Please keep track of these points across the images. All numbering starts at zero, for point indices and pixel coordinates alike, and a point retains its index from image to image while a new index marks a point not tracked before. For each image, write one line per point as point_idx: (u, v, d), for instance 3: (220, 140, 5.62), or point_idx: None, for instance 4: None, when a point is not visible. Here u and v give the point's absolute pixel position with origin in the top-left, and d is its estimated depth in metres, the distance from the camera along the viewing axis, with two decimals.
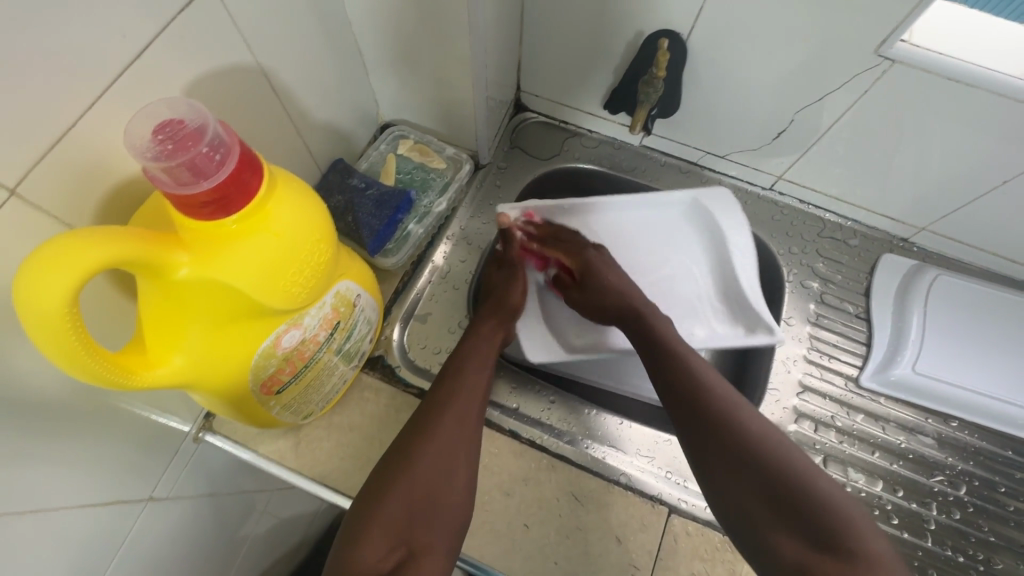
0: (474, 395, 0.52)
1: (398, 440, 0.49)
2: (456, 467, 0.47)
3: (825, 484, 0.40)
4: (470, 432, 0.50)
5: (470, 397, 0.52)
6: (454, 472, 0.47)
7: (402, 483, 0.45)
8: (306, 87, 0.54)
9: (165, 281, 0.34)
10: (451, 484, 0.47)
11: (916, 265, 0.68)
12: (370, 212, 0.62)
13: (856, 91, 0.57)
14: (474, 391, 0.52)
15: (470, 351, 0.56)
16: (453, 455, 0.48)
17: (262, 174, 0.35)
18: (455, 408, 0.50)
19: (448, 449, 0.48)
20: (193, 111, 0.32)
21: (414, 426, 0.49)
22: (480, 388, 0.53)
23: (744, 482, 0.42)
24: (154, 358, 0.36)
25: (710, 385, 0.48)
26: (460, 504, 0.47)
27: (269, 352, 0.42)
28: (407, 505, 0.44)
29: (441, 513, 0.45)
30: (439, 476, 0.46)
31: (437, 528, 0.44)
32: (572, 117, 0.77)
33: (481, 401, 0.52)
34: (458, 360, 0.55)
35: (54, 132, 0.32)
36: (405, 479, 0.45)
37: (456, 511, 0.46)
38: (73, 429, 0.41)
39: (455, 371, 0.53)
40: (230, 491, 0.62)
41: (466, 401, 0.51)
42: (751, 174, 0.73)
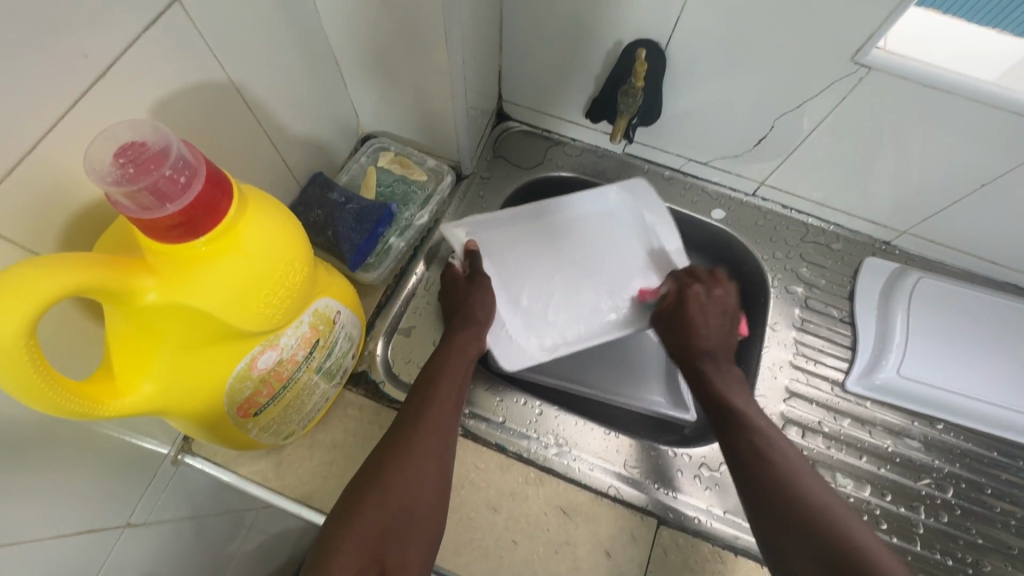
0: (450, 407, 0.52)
1: (371, 454, 0.48)
2: (429, 485, 0.47)
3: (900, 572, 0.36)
4: (444, 444, 0.49)
5: (444, 410, 0.51)
6: (427, 489, 0.46)
7: (374, 499, 0.44)
8: (282, 101, 0.53)
9: (131, 307, 0.33)
10: (423, 499, 0.46)
11: (898, 268, 0.69)
12: (351, 226, 0.61)
13: (835, 98, 0.57)
14: (446, 404, 0.51)
15: (443, 364, 0.54)
16: (426, 469, 0.47)
17: (232, 194, 0.34)
18: (426, 423, 0.49)
19: (422, 462, 0.47)
20: (157, 133, 0.31)
21: (385, 444, 0.48)
22: (452, 402, 0.52)
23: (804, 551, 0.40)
24: (122, 385, 0.35)
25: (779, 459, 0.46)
26: (431, 520, 0.46)
27: (244, 374, 0.41)
28: (378, 520, 0.43)
29: (415, 533, 0.44)
30: (412, 493, 0.45)
31: (409, 543, 0.44)
32: (554, 125, 0.76)
33: (452, 411, 0.52)
34: (432, 373, 0.54)
35: (13, 157, 0.31)
36: (376, 495, 0.44)
37: (427, 528, 0.45)
38: (41, 459, 0.40)
39: (427, 385, 0.52)
40: (212, 514, 0.61)
41: (440, 415, 0.50)
42: (733, 180, 0.73)
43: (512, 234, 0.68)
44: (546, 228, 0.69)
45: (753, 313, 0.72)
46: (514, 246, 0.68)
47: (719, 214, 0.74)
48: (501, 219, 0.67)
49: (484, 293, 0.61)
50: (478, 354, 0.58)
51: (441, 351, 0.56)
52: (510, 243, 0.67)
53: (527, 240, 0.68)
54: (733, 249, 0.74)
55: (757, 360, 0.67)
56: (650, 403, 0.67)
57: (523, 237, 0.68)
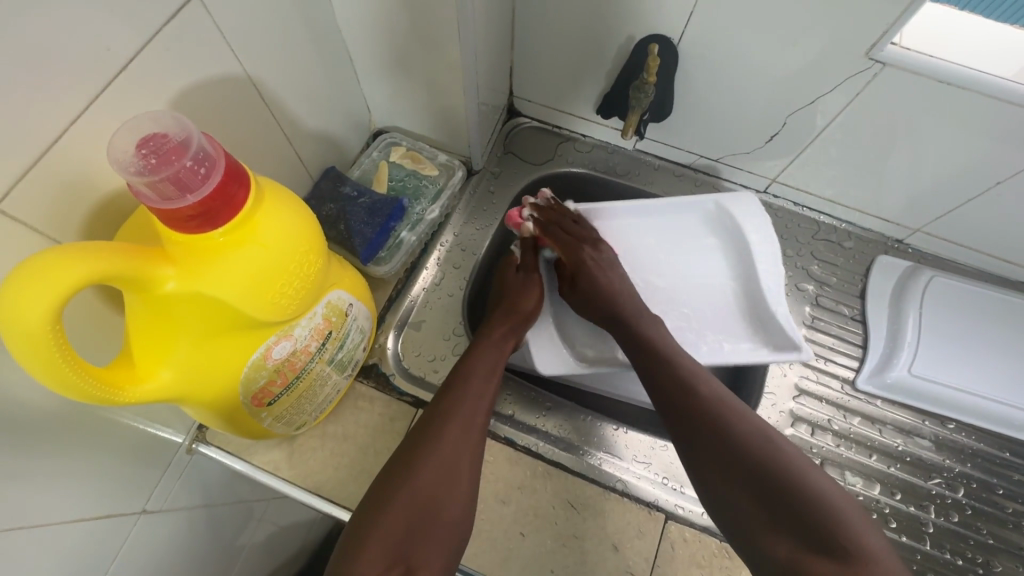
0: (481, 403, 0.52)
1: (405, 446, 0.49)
2: (457, 480, 0.47)
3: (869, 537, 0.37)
4: (474, 437, 0.50)
5: (473, 403, 0.51)
6: (455, 484, 0.47)
7: (402, 493, 0.45)
8: (296, 95, 0.54)
9: (151, 295, 0.34)
10: (451, 495, 0.46)
11: (911, 267, 0.68)
12: (363, 220, 0.62)
13: (848, 93, 0.56)
14: (479, 401, 0.52)
15: (478, 360, 0.55)
16: (455, 463, 0.47)
17: (249, 186, 0.35)
18: (459, 419, 0.50)
19: (452, 456, 0.47)
20: (178, 125, 0.32)
21: (416, 440, 0.48)
22: (486, 399, 0.52)
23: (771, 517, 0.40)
24: (142, 372, 0.36)
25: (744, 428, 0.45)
26: (461, 516, 0.46)
27: (259, 364, 0.42)
28: (406, 514, 0.44)
29: (439, 529, 0.44)
30: (439, 490, 0.46)
31: (436, 539, 0.44)
32: (565, 121, 0.76)
33: (485, 410, 0.52)
34: (465, 370, 0.54)
35: (37, 148, 0.32)
36: (406, 490, 0.45)
37: (455, 525, 0.45)
38: (62, 445, 0.41)
39: (462, 380, 0.53)
40: (224, 502, 0.62)
41: (469, 409, 0.51)
42: (744, 177, 0.73)
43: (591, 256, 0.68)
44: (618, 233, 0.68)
45: None
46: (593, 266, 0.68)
47: None
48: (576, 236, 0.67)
49: (528, 287, 0.62)
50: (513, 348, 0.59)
51: (478, 343, 0.57)
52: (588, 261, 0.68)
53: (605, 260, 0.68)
54: None
55: (766, 358, 0.66)
56: None
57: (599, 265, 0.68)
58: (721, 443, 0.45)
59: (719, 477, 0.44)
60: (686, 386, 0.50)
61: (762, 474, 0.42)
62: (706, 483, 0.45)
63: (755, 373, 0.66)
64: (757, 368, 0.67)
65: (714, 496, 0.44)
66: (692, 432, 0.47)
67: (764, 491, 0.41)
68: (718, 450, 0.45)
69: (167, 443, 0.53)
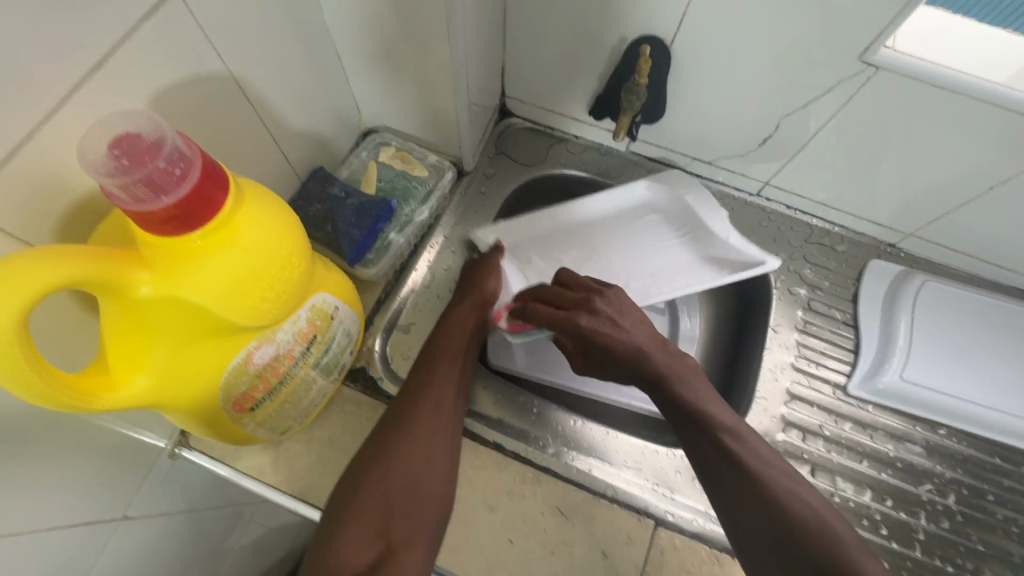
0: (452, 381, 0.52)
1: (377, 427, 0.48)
2: (432, 461, 0.47)
3: None
4: (446, 415, 0.49)
5: (444, 381, 0.51)
6: (430, 466, 0.46)
7: (376, 475, 0.45)
8: (283, 93, 0.53)
9: (125, 300, 0.33)
10: (428, 475, 0.46)
11: (903, 271, 0.68)
12: (351, 221, 0.61)
13: (842, 97, 0.56)
14: (446, 382, 0.51)
15: (442, 341, 0.54)
16: (429, 442, 0.47)
17: (228, 188, 0.34)
18: (425, 399, 0.49)
19: (425, 435, 0.47)
20: (152, 125, 0.31)
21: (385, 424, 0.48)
22: (453, 379, 0.52)
23: None
24: (117, 379, 0.35)
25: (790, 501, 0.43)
26: (439, 495, 0.46)
27: (240, 369, 0.41)
28: (381, 495, 0.44)
29: (417, 511, 0.44)
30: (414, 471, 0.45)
31: (413, 520, 0.44)
32: (557, 122, 0.76)
33: (454, 390, 0.51)
34: (431, 350, 0.53)
35: (6, 148, 0.31)
36: (379, 469, 0.45)
37: (434, 506, 0.45)
38: (38, 452, 0.40)
39: (427, 365, 0.52)
40: (209, 507, 0.61)
41: (436, 389, 0.50)
42: (738, 179, 0.73)
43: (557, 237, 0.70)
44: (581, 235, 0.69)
45: (753, 314, 0.71)
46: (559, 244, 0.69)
47: (723, 214, 0.73)
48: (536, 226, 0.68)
49: (486, 271, 0.60)
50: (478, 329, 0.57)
51: (439, 325, 0.56)
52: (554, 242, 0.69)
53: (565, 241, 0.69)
54: None
55: (757, 363, 0.66)
56: (647, 404, 0.66)
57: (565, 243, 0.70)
58: (764, 517, 0.43)
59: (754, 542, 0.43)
60: (729, 453, 0.46)
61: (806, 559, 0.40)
62: (746, 554, 0.43)
63: (745, 378, 0.67)
64: (747, 373, 0.67)
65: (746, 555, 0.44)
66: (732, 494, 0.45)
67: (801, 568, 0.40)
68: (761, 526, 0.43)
69: (149, 447, 0.52)
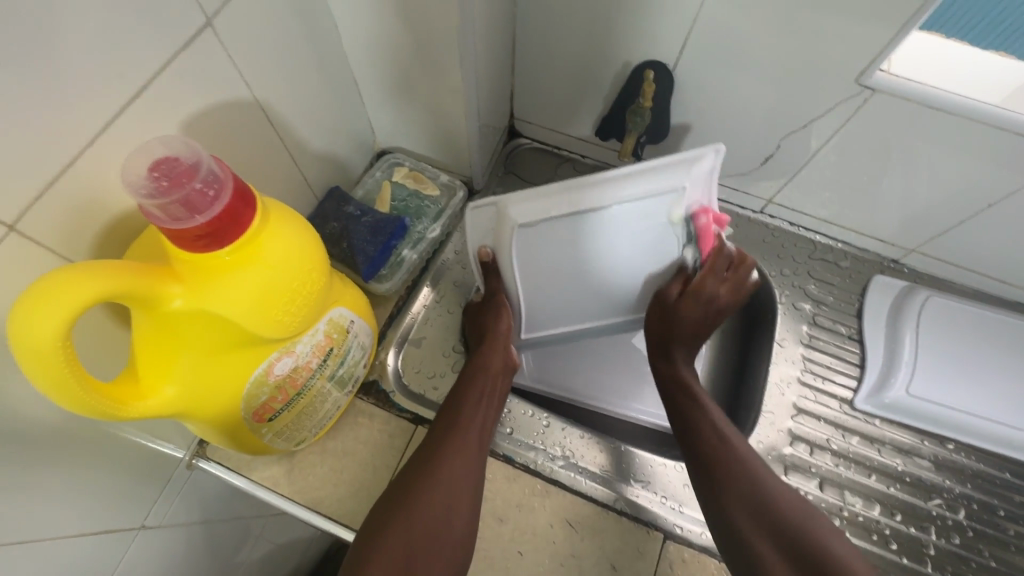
0: (479, 431, 0.53)
1: (404, 473, 0.49)
2: (458, 505, 0.48)
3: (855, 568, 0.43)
4: (470, 467, 0.50)
5: (471, 431, 0.52)
6: (457, 511, 0.47)
7: (403, 519, 0.45)
8: (303, 117, 0.56)
9: (158, 312, 0.35)
10: (454, 523, 0.47)
11: (907, 287, 0.69)
12: (365, 237, 0.63)
13: (840, 118, 0.58)
14: (470, 427, 0.52)
15: (468, 388, 0.55)
16: (454, 489, 0.48)
17: (255, 206, 0.36)
18: (453, 444, 0.50)
19: (452, 483, 0.48)
20: (188, 149, 0.33)
21: (415, 470, 0.49)
22: (477, 424, 0.53)
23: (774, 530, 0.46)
24: (146, 389, 0.37)
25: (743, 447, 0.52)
26: (462, 544, 0.47)
27: (261, 380, 0.42)
28: (405, 539, 0.45)
29: (439, 554, 0.45)
30: (439, 516, 0.46)
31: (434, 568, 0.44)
32: (564, 143, 0.78)
33: (478, 435, 0.52)
34: (457, 399, 0.54)
35: (52, 171, 0.33)
36: (405, 515, 0.46)
37: (456, 552, 0.46)
38: (67, 460, 0.41)
39: (451, 411, 0.53)
40: (220, 515, 0.62)
41: (463, 436, 0.51)
42: (741, 198, 0.74)
43: (568, 229, 0.47)
44: (540, 261, 0.51)
45: (759, 329, 0.72)
46: (542, 249, 0.50)
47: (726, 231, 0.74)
48: (562, 215, 0.45)
49: (496, 316, 0.58)
50: (502, 368, 0.58)
51: (467, 374, 0.57)
52: (542, 243, 0.49)
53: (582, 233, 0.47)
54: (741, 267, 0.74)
55: (764, 377, 0.67)
56: (656, 417, 0.67)
57: (577, 238, 0.48)
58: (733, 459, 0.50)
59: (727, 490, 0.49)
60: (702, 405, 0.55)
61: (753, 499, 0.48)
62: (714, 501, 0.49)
63: (753, 393, 0.68)
64: (755, 387, 0.68)
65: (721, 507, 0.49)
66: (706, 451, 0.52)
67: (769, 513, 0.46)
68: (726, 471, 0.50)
69: (168, 459, 0.53)
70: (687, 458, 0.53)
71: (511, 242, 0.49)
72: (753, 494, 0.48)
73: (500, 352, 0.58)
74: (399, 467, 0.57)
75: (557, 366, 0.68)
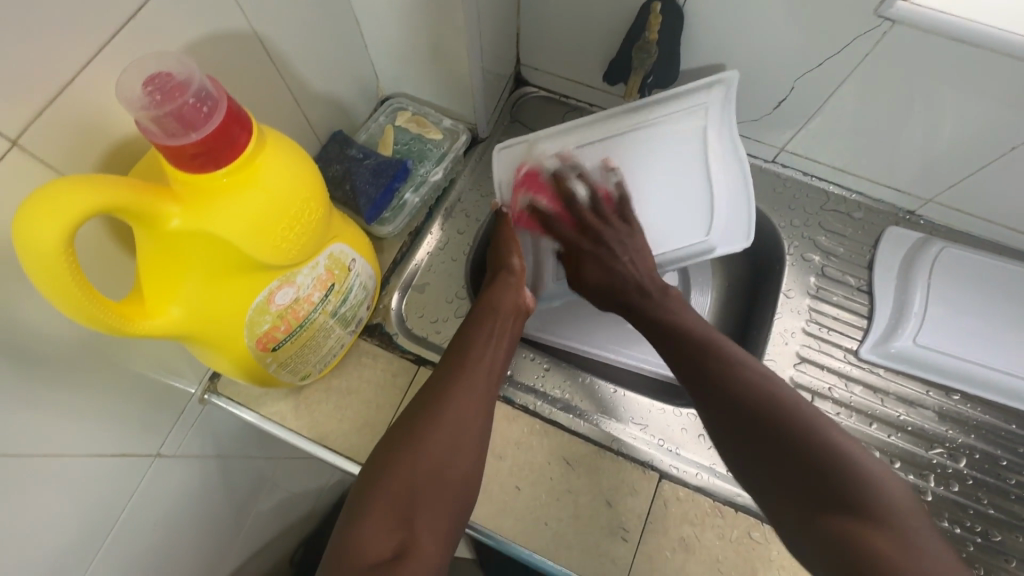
0: (485, 375, 0.52)
1: (407, 415, 0.49)
2: (464, 444, 0.48)
3: (897, 500, 0.39)
4: (477, 405, 0.50)
5: (477, 370, 0.52)
6: (462, 449, 0.47)
7: (405, 460, 0.45)
8: (303, 54, 0.55)
9: (158, 231, 0.35)
10: (458, 462, 0.47)
11: (922, 238, 0.67)
12: (368, 179, 0.63)
13: (858, 55, 0.55)
14: (479, 364, 0.52)
15: (477, 324, 0.55)
16: (459, 430, 0.48)
17: (250, 130, 0.36)
18: (461, 381, 0.50)
19: (456, 426, 0.48)
20: (182, 66, 0.33)
21: (419, 406, 0.49)
22: (486, 361, 0.53)
23: (798, 472, 0.41)
24: (152, 309, 0.38)
25: (753, 382, 0.47)
26: (466, 481, 0.47)
27: (263, 308, 0.43)
28: (409, 479, 0.45)
29: (443, 493, 0.45)
30: (445, 454, 0.46)
31: (438, 508, 0.45)
32: (572, 91, 0.77)
33: (488, 373, 0.52)
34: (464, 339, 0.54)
35: (51, 90, 0.33)
36: (409, 453, 0.46)
37: (459, 494, 0.46)
38: (83, 382, 0.43)
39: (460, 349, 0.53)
40: (230, 448, 0.65)
41: (471, 377, 0.51)
42: (753, 146, 0.72)
43: (599, 152, 0.62)
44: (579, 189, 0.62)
45: (766, 282, 0.71)
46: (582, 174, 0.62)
47: None
48: (592, 139, 0.62)
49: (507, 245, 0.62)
50: (512, 306, 0.58)
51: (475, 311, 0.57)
52: (580, 169, 0.62)
53: (620, 153, 0.62)
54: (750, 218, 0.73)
55: (767, 329, 0.67)
56: (658, 366, 0.67)
57: (607, 164, 0.61)
58: (744, 404, 0.46)
59: (749, 441, 0.45)
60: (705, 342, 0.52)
61: (834, 483, 0.40)
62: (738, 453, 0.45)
63: (755, 343, 0.68)
64: (758, 338, 0.68)
65: (744, 458, 0.45)
66: (715, 396, 0.48)
67: (796, 459, 0.42)
68: (795, 460, 0.42)
69: (180, 393, 0.55)
70: (717, 425, 0.47)
71: (538, 159, 0.62)
72: (772, 433, 0.44)
73: (511, 292, 0.59)
74: (402, 406, 0.59)
75: (563, 320, 0.70)
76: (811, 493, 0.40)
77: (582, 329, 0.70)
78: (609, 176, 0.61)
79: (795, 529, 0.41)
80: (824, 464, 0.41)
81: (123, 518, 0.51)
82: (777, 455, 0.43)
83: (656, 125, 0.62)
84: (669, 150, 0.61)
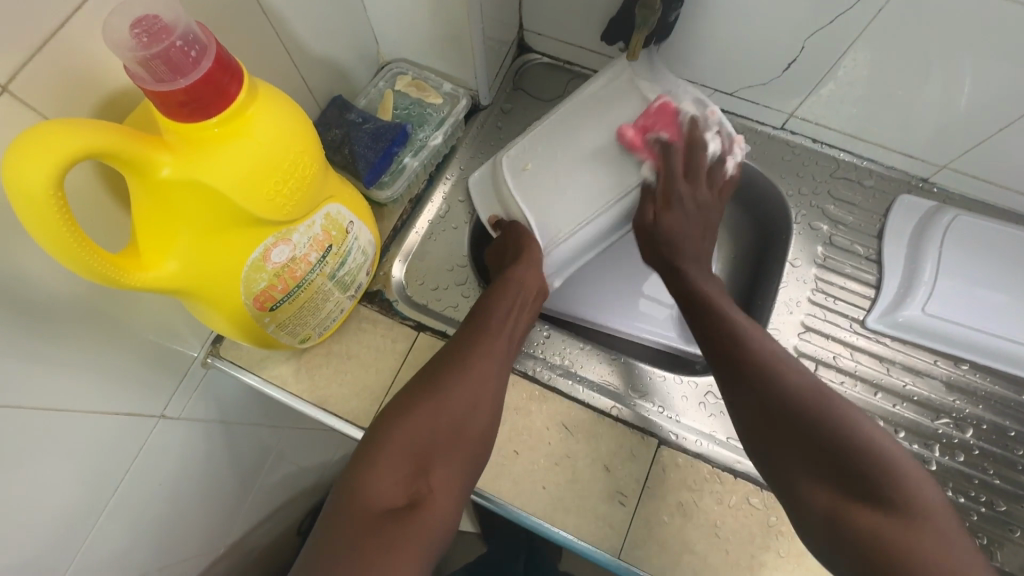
0: (505, 344, 0.53)
1: (425, 375, 0.50)
2: (480, 405, 0.49)
3: (933, 497, 0.39)
4: (495, 369, 0.51)
5: (498, 337, 0.52)
6: (478, 409, 0.48)
7: (422, 416, 0.46)
8: (299, 14, 0.54)
9: (150, 181, 0.35)
10: (474, 421, 0.48)
11: (934, 206, 0.65)
12: (366, 144, 0.62)
13: (872, 11, 0.53)
14: (498, 332, 0.53)
15: (496, 297, 0.55)
16: (477, 392, 0.49)
17: (241, 80, 0.36)
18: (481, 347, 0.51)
19: (475, 387, 0.49)
20: (170, 10, 0.33)
21: (439, 368, 0.50)
22: (505, 334, 0.53)
23: (837, 476, 0.41)
24: (147, 261, 0.38)
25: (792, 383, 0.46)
26: (481, 441, 0.48)
27: (259, 266, 0.43)
28: (425, 433, 0.46)
29: (459, 450, 0.46)
30: (462, 412, 0.47)
31: (450, 464, 0.45)
32: (576, 57, 0.75)
33: (507, 342, 0.53)
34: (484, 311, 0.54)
35: (38, 35, 0.33)
36: (427, 409, 0.47)
37: (472, 452, 0.47)
38: (83, 339, 0.44)
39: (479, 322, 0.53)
40: (234, 413, 0.66)
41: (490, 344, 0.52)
42: (761, 112, 0.70)
43: (543, 142, 0.61)
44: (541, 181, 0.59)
45: (772, 252, 0.70)
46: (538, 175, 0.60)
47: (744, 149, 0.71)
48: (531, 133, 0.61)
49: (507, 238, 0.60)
50: (537, 281, 0.57)
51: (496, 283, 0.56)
52: (536, 171, 0.60)
53: (559, 134, 0.61)
54: (758, 186, 0.71)
55: (772, 298, 0.66)
56: (660, 336, 0.68)
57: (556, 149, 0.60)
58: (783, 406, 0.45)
59: (786, 447, 0.44)
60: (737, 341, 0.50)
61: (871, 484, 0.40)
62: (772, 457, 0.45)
63: (760, 313, 0.67)
64: (762, 308, 0.67)
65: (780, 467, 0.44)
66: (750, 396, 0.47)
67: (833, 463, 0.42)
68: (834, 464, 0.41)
69: (182, 356, 0.56)
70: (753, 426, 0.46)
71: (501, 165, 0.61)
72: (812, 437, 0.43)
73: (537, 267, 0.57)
74: (401, 371, 0.59)
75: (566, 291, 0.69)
76: (856, 497, 0.40)
77: (585, 299, 0.69)
78: (565, 155, 0.60)
79: (828, 533, 0.40)
80: (862, 465, 0.41)
81: (127, 476, 0.52)
82: (817, 465, 0.42)
83: (570, 102, 0.62)
84: (597, 108, 0.61)
